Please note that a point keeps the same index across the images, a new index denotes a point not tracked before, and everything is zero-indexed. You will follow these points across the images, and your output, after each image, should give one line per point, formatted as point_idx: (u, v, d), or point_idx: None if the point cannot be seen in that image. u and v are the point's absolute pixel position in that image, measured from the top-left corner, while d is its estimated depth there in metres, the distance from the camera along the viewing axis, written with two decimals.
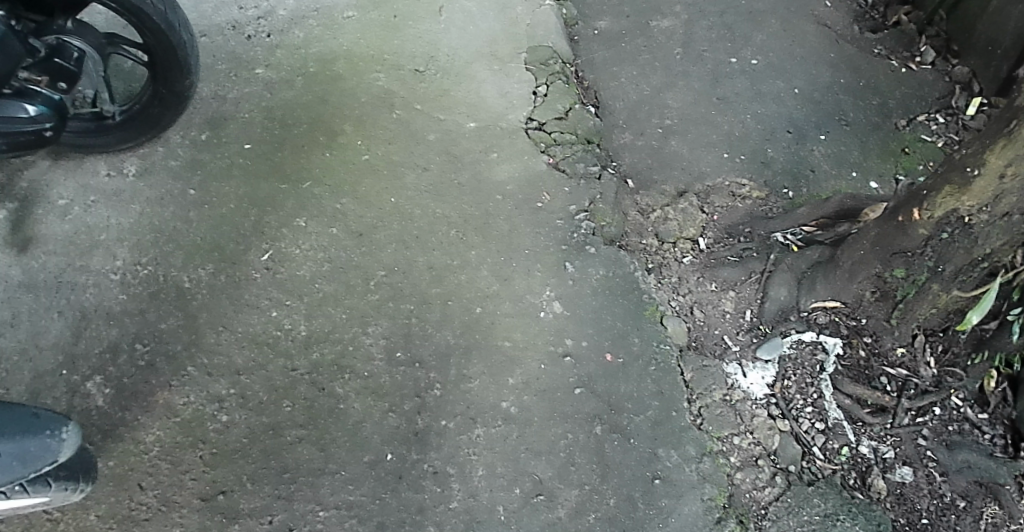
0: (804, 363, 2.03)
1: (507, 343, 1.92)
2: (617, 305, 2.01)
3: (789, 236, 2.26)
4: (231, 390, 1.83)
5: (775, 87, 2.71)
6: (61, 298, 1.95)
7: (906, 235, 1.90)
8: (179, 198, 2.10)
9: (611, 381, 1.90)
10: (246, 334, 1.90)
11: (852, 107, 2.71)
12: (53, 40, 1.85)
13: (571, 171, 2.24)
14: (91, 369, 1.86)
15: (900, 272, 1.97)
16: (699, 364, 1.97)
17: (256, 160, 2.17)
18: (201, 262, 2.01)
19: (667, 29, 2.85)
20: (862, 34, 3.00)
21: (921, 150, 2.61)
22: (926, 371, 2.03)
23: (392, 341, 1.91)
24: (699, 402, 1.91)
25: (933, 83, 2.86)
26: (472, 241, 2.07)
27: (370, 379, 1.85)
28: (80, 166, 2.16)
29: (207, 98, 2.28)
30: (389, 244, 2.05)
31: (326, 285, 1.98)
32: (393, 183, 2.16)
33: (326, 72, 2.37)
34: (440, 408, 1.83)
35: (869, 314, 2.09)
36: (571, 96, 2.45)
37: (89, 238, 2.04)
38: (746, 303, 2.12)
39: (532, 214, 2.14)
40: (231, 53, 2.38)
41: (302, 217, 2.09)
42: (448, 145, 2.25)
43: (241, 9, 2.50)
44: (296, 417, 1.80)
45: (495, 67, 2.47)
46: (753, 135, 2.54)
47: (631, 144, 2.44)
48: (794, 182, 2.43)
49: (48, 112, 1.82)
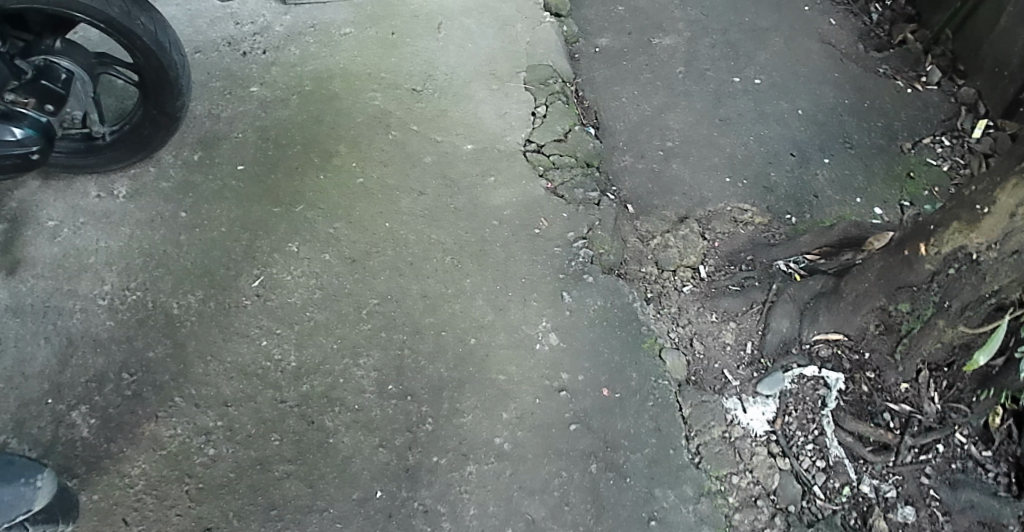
0: (805, 397, 1.99)
1: (501, 376, 1.88)
2: (614, 337, 1.97)
3: (791, 265, 2.21)
4: (219, 422, 1.79)
5: (779, 108, 2.67)
6: (47, 323, 1.91)
7: (912, 270, 1.85)
8: (170, 221, 2.06)
9: (607, 416, 1.85)
10: (235, 365, 1.86)
11: (857, 129, 2.66)
12: (40, 61, 1.81)
13: (570, 196, 2.20)
14: (77, 399, 1.81)
15: (904, 305, 1.91)
16: (697, 399, 1.93)
17: (249, 183, 2.13)
18: (191, 287, 1.96)
19: (670, 47, 2.81)
20: (867, 54, 2.95)
21: (927, 174, 2.56)
22: (931, 407, 1.93)
23: (383, 374, 1.87)
24: (698, 440, 1.87)
25: (939, 104, 2.80)
26: (467, 269, 2.03)
27: (360, 413, 1.81)
28: (69, 187, 2.11)
29: (200, 117, 2.23)
30: (382, 271, 2.01)
31: (317, 314, 1.93)
32: (387, 207, 2.12)
33: (322, 90, 2.33)
34: (432, 443, 1.79)
35: (873, 348, 2.01)
36: (571, 118, 2.41)
37: (78, 262, 1.99)
38: (747, 335, 2.08)
39: (529, 241, 2.09)
40: (226, 70, 2.33)
41: (294, 241, 2.04)
42: (444, 168, 2.21)
43: (237, 25, 2.46)
44: (285, 452, 1.76)
45: (494, 86, 2.42)
46: (756, 158, 2.50)
47: (631, 167, 2.39)
48: (797, 208, 2.38)
49: (35, 134, 1.78)
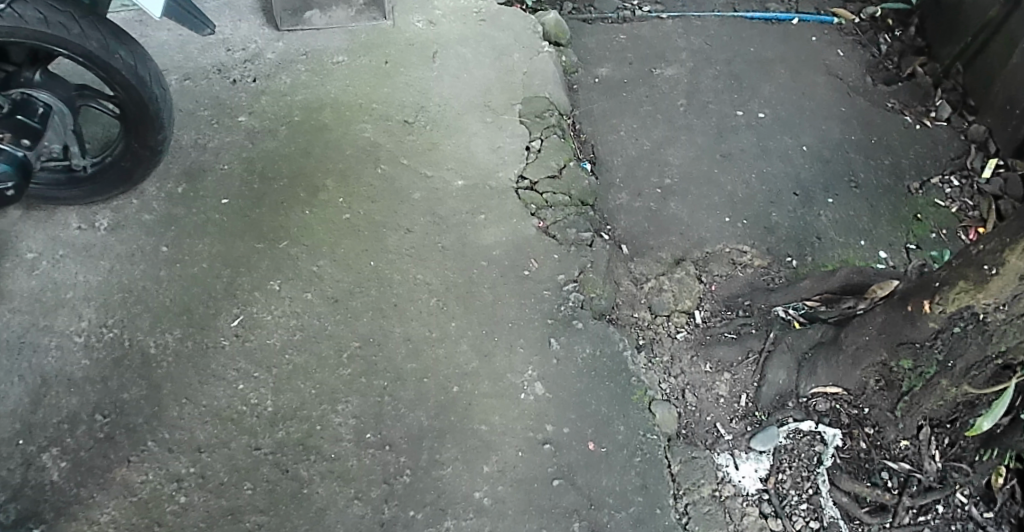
0: (801, 454, 1.91)
1: (484, 426, 1.81)
2: (602, 387, 1.90)
3: (791, 311, 2.12)
4: (191, 469, 1.72)
5: (782, 143, 2.60)
6: (21, 361, 1.85)
7: (915, 327, 1.74)
8: (151, 256, 2.02)
9: (592, 472, 1.78)
10: (210, 409, 1.80)
11: (863, 166, 2.58)
12: (18, 95, 1.82)
13: (562, 237, 2.13)
14: (48, 440, 1.75)
15: (906, 362, 1.81)
16: (687, 455, 1.87)
17: (233, 217, 2.10)
18: (169, 326, 1.91)
19: (672, 78, 2.78)
20: (875, 87, 2.87)
21: (933, 216, 2.47)
22: (931, 465, 1.86)
23: (362, 421, 1.80)
24: (686, 498, 1.80)
25: (949, 141, 2.72)
26: (453, 312, 1.97)
27: (336, 462, 1.74)
28: (51, 219, 2.09)
29: (187, 147, 2.23)
30: (365, 312, 1.96)
31: (296, 357, 1.88)
32: (373, 245, 2.07)
33: (311, 121, 2.32)
34: (409, 497, 1.71)
35: (873, 404, 1.92)
36: (566, 153, 2.35)
37: (56, 297, 1.95)
38: (742, 386, 2.01)
39: (518, 283, 2.03)
40: (215, 99, 2.35)
41: (276, 279, 2.00)
42: (434, 205, 2.16)
43: (229, 51, 2.49)
44: (257, 502, 1.69)
45: (489, 119, 2.39)
46: (757, 197, 2.43)
47: (627, 206, 2.36)
48: (798, 249, 2.31)
49: (10, 170, 1.77)
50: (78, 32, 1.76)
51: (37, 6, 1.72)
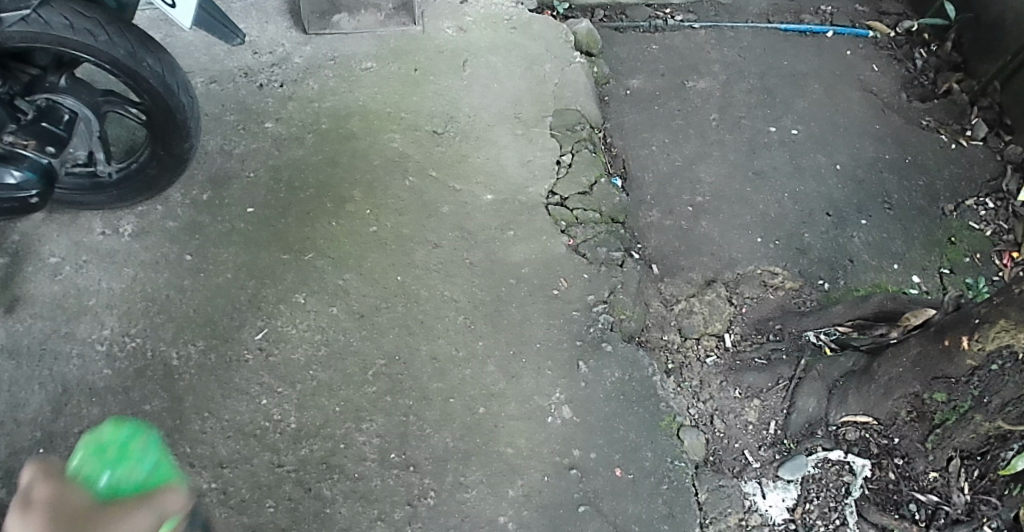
0: (828, 484, 1.87)
1: (509, 449, 1.78)
2: (631, 412, 1.87)
3: (822, 337, 2.08)
4: (212, 484, 1.69)
5: (815, 161, 2.56)
6: (42, 368, 1.83)
7: (951, 362, 1.68)
8: (175, 264, 2.01)
9: (619, 500, 1.75)
10: (232, 424, 1.78)
11: (897, 187, 2.53)
12: (43, 101, 1.81)
13: (592, 256, 2.12)
14: (68, 450, 1.72)
15: (940, 395, 1.75)
16: (713, 484, 1.83)
17: (258, 226, 2.10)
18: (192, 337, 1.89)
19: (703, 91, 2.74)
20: (910, 103, 2.81)
21: (968, 239, 2.42)
22: (959, 497, 1.83)
23: (386, 441, 1.77)
24: (712, 529, 1.77)
25: (984, 162, 2.66)
26: (480, 331, 1.95)
27: (359, 482, 1.72)
28: (75, 222, 2.08)
29: (212, 153, 2.23)
30: (391, 328, 1.94)
31: (321, 373, 1.86)
32: (401, 259, 2.07)
33: (339, 129, 2.32)
34: (433, 520, 1.68)
35: (903, 434, 1.87)
36: (597, 168, 2.35)
37: (78, 303, 1.93)
38: (771, 413, 1.96)
39: (547, 302, 2.01)
40: (242, 104, 2.34)
41: (302, 292, 1.99)
42: (462, 219, 2.16)
43: (256, 54, 2.48)
44: (279, 520, 1.66)
45: (519, 131, 2.39)
46: (789, 216, 2.39)
47: (657, 223, 2.33)
48: (831, 273, 2.27)
49: (35, 177, 1.81)
50: (105, 39, 1.73)
51: (63, 12, 1.69)
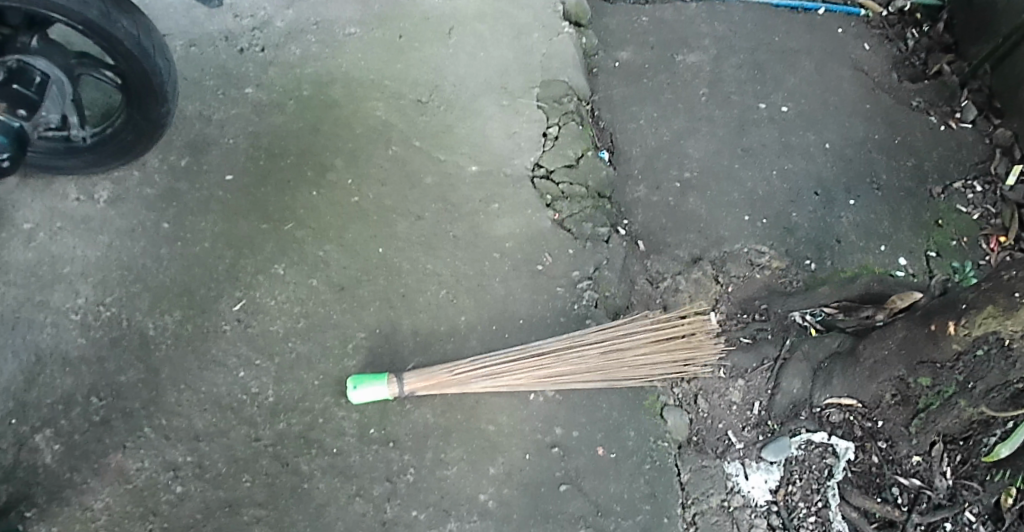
0: (812, 466, 1.88)
1: (491, 427, 1.78)
2: (614, 392, 1.87)
3: (808, 317, 2.08)
4: (188, 458, 1.69)
5: (805, 140, 2.53)
6: (15, 337, 1.81)
7: (937, 347, 1.63)
8: (151, 233, 1.98)
9: (600, 479, 1.76)
10: (209, 396, 1.76)
11: (886, 168, 2.51)
12: (14, 62, 1.74)
13: (577, 231, 2.11)
14: (42, 421, 1.71)
15: (925, 379, 1.71)
16: (696, 464, 1.84)
17: (237, 195, 2.07)
18: (168, 308, 1.88)
19: (693, 65, 2.70)
20: (901, 83, 2.78)
21: (955, 222, 2.41)
22: (941, 482, 1.84)
23: (365, 417, 1.76)
24: (694, 508, 1.79)
25: (973, 145, 2.64)
26: (463, 305, 1.95)
27: (338, 457, 1.71)
28: (48, 187, 2.03)
29: (190, 118, 2.18)
30: (372, 301, 1.93)
31: (300, 345, 1.85)
32: (382, 231, 2.05)
33: (320, 97, 2.28)
34: (412, 496, 1.69)
35: (887, 417, 1.85)
36: (584, 142, 2.33)
37: (52, 271, 1.91)
38: (755, 393, 1.95)
39: (531, 278, 2.01)
40: (220, 68, 2.29)
41: (281, 263, 1.97)
42: (446, 191, 2.15)
43: (236, 16, 2.41)
44: (256, 495, 1.66)
45: (505, 102, 2.36)
46: (778, 195, 2.37)
47: (645, 199, 2.30)
48: (818, 253, 2.25)
49: (8, 141, 1.72)
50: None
51: None
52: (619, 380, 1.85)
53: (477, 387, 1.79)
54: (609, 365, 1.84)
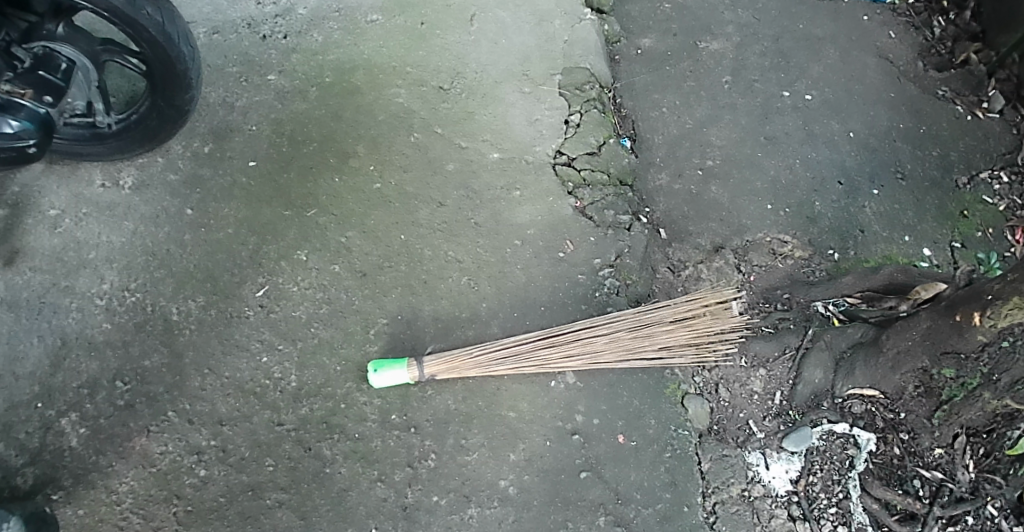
0: (833, 457, 1.85)
1: (511, 414, 1.79)
2: (634, 379, 1.87)
3: (830, 307, 2.06)
4: (212, 442, 1.71)
5: (829, 128, 2.50)
6: (42, 321, 1.83)
7: (962, 338, 1.61)
8: (175, 218, 2.00)
9: (620, 466, 1.76)
10: (233, 381, 1.78)
11: (911, 158, 2.47)
12: (40, 49, 1.76)
13: (599, 219, 2.11)
14: (68, 405, 1.73)
15: (949, 371, 1.70)
16: (717, 453, 1.82)
17: (259, 181, 2.08)
18: (192, 293, 1.89)
19: (716, 53, 2.67)
20: (927, 72, 2.74)
21: (981, 213, 2.37)
22: (964, 475, 1.81)
23: (388, 403, 1.78)
24: (714, 498, 1.76)
25: (1000, 135, 2.59)
26: (484, 291, 1.95)
27: (360, 442, 1.73)
28: (74, 173, 2.05)
29: (214, 106, 2.19)
30: (394, 287, 1.94)
31: (323, 331, 1.86)
32: (403, 217, 2.06)
33: (343, 84, 2.29)
34: (433, 482, 1.70)
35: (909, 409, 1.84)
36: (605, 129, 2.32)
37: (77, 257, 1.93)
38: (776, 383, 1.94)
39: (552, 265, 2.01)
40: (244, 55, 2.31)
41: (304, 249, 1.98)
42: (467, 177, 2.15)
43: (259, 5, 2.42)
44: (279, 479, 1.67)
45: (527, 89, 2.36)
46: (801, 184, 2.34)
47: (667, 187, 2.29)
48: (841, 243, 2.23)
49: (33, 127, 1.74)
50: None
51: None
52: (636, 360, 1.87)
53: (490, 369, 1.81)
54: (626, 346, 1.86)
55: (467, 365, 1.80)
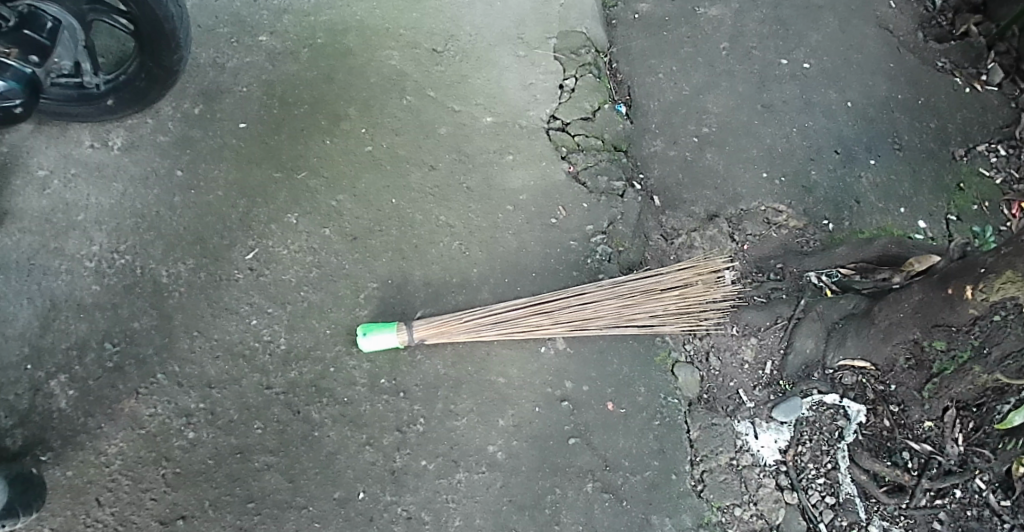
0: (822, 428, 1.85)
1: (501, 379, 1.79)
2: (625, 346, 1.87)
3: (824, 278, 2.05)
4: (201, 404, 1.70)
5: (827, 97, 2.47)
6: (31, 283, 1.82)
7: (953, 311, 1.60)
8: (165, 180, 1.97)
9: (610, 433, 1.76)
10: (222, 344, 1.77)
11: (909, 128, 2.44)
12: (25, 7, 1.71)
13: (593, 184, 2.09)
14: (57, 367, 1.72)
15: (940, 343, 1.69)
16: (707, 422, 1.82)
17: (249, 143, 2.05)
18: (181, 256, 1.88)
19: (715, 19, 2.63)
20: (927, 43, 2.70)
21: (977, 186, 2.35)
22: (953, 449, 1.80)
23: (377, 368, 1.77)
24: (702, 466, 1.76)
25: (998, 108, 2.56)
26: (475, 257, 1.94)
27: (348, 406, 1.72)
28: (63, 133, 2.02)
29: (204, 66, 2.15)
30: (385, 251, 1.92)
31: (312, 295, 1.85)
32: (394, 181, 2.03)
33: (335, 45, 2.25)
34: (421, 446, 1.70)
35: (900, 381, 1.83)
36: (601, 94, 2.29)
37: (66, 218, 1.90)
38: (768, 353, 1.94)
39: (544, 231, 2.00)
40: (234, 15, 2.26)
41: (294, 212, 1.96)
42: (460, 141, 2.12)
43: None
44: (267, 442, 1.67)
45: (521, 53, 2.32)
46: (797, 153, 2.31)
47: (661, 154, 2.26)
48: (836, 213, 2.20)
49: (20, 87, 1.68)
50: None
51: None
52: (627, 328, 1.87)
53: (481, 334, 1.81)
54: (616, 312, 1.86)
55: (457, 328, 1.80)
